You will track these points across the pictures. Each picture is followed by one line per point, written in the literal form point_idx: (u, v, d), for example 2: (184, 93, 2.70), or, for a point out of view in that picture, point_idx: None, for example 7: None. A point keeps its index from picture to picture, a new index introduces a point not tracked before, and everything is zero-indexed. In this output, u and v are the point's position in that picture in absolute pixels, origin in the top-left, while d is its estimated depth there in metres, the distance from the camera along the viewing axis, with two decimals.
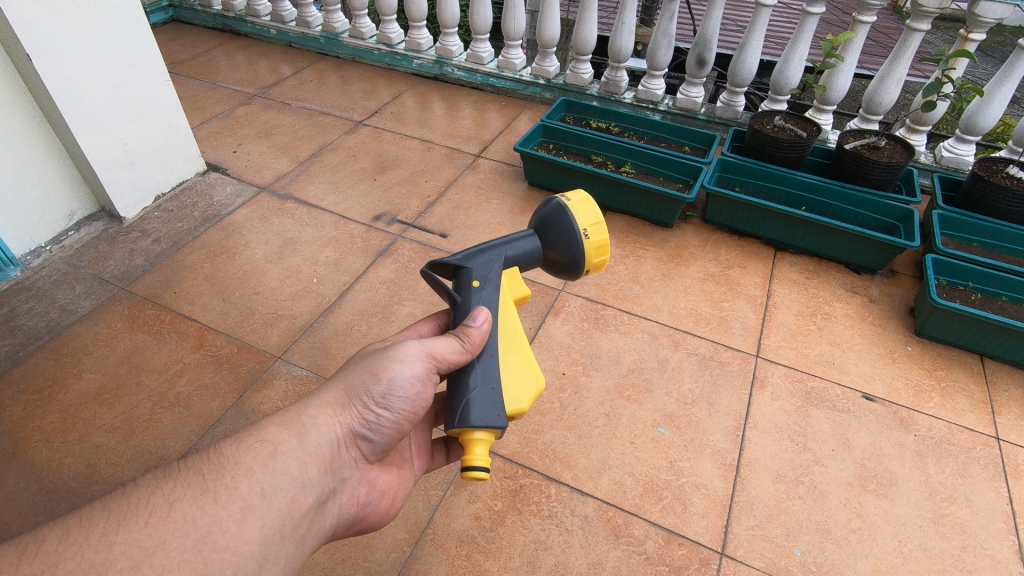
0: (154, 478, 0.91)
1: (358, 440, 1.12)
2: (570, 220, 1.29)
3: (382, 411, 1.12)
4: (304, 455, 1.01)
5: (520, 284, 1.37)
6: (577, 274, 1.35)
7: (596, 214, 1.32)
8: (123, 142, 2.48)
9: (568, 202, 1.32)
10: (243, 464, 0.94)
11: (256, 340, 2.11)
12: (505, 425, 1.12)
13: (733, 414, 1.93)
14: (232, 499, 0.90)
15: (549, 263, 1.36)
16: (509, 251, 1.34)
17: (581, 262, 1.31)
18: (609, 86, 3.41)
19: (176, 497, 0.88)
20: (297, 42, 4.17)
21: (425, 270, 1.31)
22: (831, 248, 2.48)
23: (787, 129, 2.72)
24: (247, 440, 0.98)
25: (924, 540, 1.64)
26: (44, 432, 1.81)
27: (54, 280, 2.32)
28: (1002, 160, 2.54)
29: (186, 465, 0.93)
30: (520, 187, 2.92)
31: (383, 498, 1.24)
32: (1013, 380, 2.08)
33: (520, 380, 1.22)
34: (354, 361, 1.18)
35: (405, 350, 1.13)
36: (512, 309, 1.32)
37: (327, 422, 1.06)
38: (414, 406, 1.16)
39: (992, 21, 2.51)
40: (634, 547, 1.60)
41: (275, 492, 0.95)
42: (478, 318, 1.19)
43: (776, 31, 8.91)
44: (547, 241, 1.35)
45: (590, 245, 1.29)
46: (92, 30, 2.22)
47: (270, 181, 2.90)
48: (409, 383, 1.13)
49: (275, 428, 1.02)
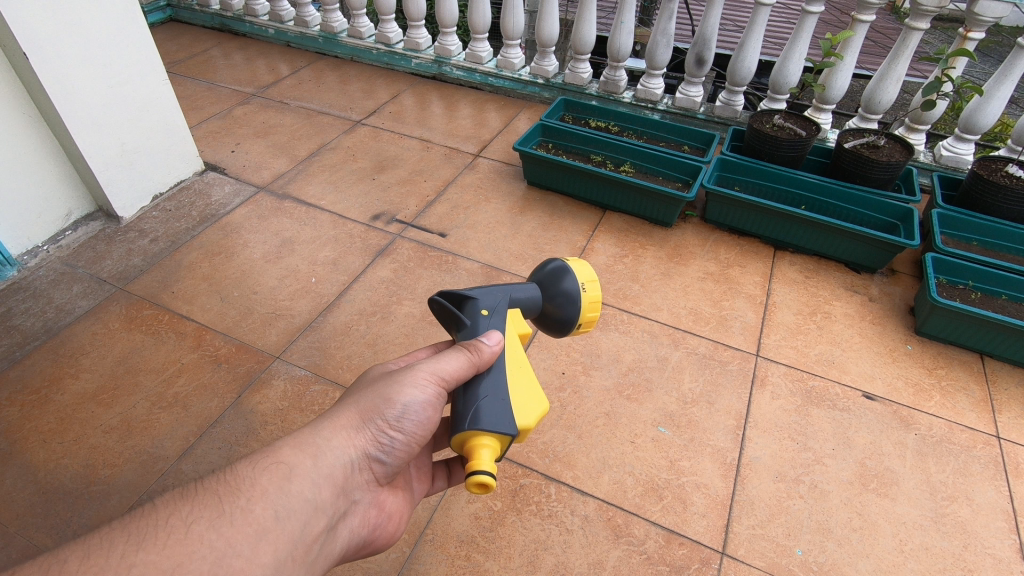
0: (172, 498, 0.88)
1: (371, 463, 1.08)
2: (570, 276, 1.36)
3: (396, 434, 1.09)
4: (318, 477, 0.99)
5: (523, 323, 1.36)
6: (571, 328, 1.39)
7: (592, 274, 1.38)
8: (121, 141, 2.47)
9: (570, 265, 1.39)
10: (259, 487, 0.92)
11: (255, 340, 2.10)
12: (512, 432, 1.11)
13: (733, 414, 1.93)
14: (248, 522, 0.88)
15: (543, 318, 1.40)
16: (515, 292, 1.35)
17: (575, 316, 1.36)
18: (609, 85, 3.41)
19: (192, 518, 0.85)
20: (296, 41, 4.16)
21: (437, 295, 1.33)
22: (835, 249, 2.47)
23: (787, 129, 2.71)
24: (263, 461, 0.96)
25: (925, 539, 1.64)
26: (41, 433, 1.80)
27: (51, 280, 2.30)
28: (1001, 159, 2.54)
29: (203, 486, 0.90)
30: (519, 187, 2.91)
31: (391, 519, 1.20)
32: (1014, 380, 2.07)
33: (529, 395, 1.19)
34: (363, 386, 1.15)
35: (416, 374, 1.10)
36: (518, 346, 1.30)
37: (343, 445, 1.03)
38: (425, 429, 1.13)
39: (991, 20, 2.50)
40: (634, 547, 1.59)
41: (290, 514, 0.93)
42: (492, 338, 1.20)
43: (776, 31, 8.92)
44: (548, 295, 1.38)
45: (586, 300, 1.35)
46: (90, 30, 2.21)
47: (268, 180, 2.89)
48: (423, 406, 1.11)
49: (290, 450, 0.98)
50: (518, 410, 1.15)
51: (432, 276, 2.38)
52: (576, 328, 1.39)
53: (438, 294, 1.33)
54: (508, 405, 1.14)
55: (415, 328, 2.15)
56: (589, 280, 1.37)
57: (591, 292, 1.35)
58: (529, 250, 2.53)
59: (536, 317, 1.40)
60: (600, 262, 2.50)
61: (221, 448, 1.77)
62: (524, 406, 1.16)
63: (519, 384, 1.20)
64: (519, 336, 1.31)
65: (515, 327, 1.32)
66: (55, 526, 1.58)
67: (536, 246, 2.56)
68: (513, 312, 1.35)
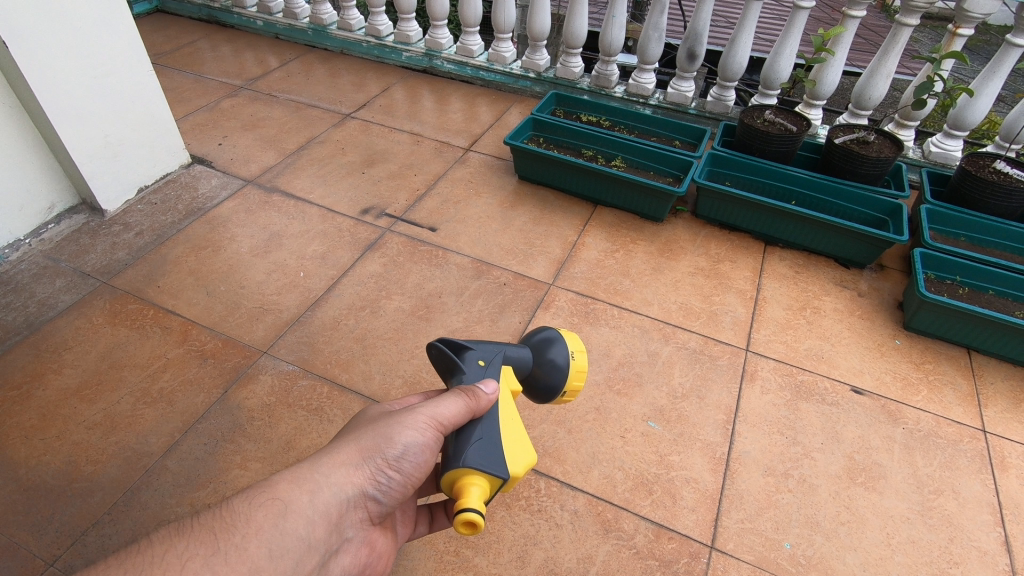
0: (169, 533, 0.87)
1: (367, 501, 1.04)
2: (560, 344, 1.34)
3: (394, 474, 1.05)
4: (314, 513, 0.96)
5: (516, 382, 1.30)
6: (554, 396, 1.34)
7: (580, 344, 1.36)
8: (105, 133, 2.43)
9: (561, 337, 1.36)
10: (254, 523, 0.90)
11: (242, 335, 2.07)
12: (503, 476, 1.08)
13: (723, 408, 1.93)
14: (241, 560, 0.86)
15: (530, 382, 1.34)
16: (509, 351, 1.31)
17: (560, 384, 1.32)
18: (600, 80, 3.40)
19: (188, 555, 0.84)
20: (285, 33, 4.10)
21: (436, 340, 1.26)
22: (824, 244, 2.48)
23: (778, 123, 2.72)
24: (259, 495, 0.94)
25: (912, 532, 1.65)
26: (23, 429, 1.77)
27: (33, 274, 2.26)
28: (989, 155, 2.56)
29: (198, 522, 0.89)
30: (510, 181, 2.89)
31: (382, 559, 1.18)
32: (1001, 374, 2.09)
33: (521, 442, 1.16)
34: (361, 423, 1.11)
35: (416, 417, 1.07)
36: (509, 400, 1.23)
37: (341, 482, 1.00)
38: (423, 471, 1.10)
39: (979, 16, 2.50)
40: (623, 541, 1.59)
41: (283, 553, 0.91)
42: (490, 386, 1.17)
43: (767, 27, 8.93)
44: (537, 359, 1.33)
45: (573, 367, 1.32)
46: (72, 20, 2.16)
47: (256, 174, 2.86)
48: (422, 449, 1.08)
49: (287, 485, 0.96)
50: (510, 455, 1.12)
51: (423, 271, 2.36)
52: (559, 396, 1.35)
53: (436, 339, 1.27)
54: (500, 448, 1.12)
55: (404, 323, 2.14)
56: (578, 348, 1.35)
57: (578, 362, 1.33)
58: (520, 245, 2.52)
59: (522, 382, 1.34)
60: (591, 257, 2.49)
61: (207, 445, 1.75)
62: (517, 450, 1.13)
63: (513, 427, 1.17)
64: (511, 392, 1.25)
65: (505, 382, 1.26)
66: (36, 524, 1.56)
67: (528, 240, 2.55)
68: (506, 370, 1.28)
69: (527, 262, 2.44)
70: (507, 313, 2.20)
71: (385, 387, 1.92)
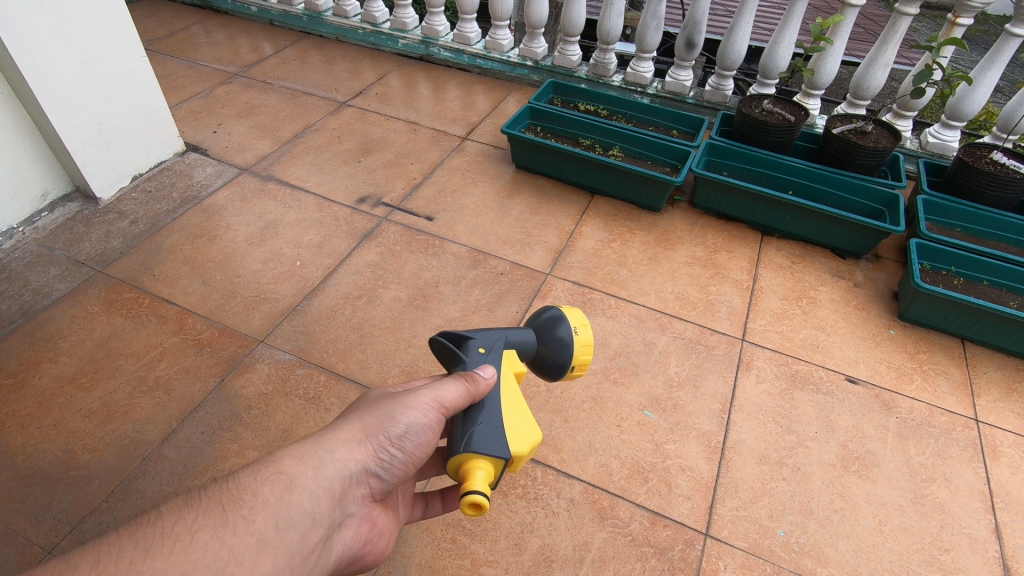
0: (177, 506, 0.86)
1: (370, 478, 1.04)
2: (561, 321, 1.33)
3: (396, 452, 1.06)
4: (318, 489, 0.95)
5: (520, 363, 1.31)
6: (564, 372, 1.34)
7: (583, 317, 1.36)
8: (98, 120, 2.40)
9: (562, 314, 1.35)
10: (260, 496, 0.89)
11: (238, 324, 2.07)
12: (507, 457, 1.09)
13: (719, 397, 1.94)
14: (249, 532, 0.85)
15: (538, 362, 1.34)
16: (511, 334, 1.31)
17: (568, 360, 1.32)
18: (598, 68, 3.37)
19: (197, 526, 0.83)
20: (279, 19, 4.05)
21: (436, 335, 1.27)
22: (821, 235, 2.49)
23: (776, 113, 2.71)
24: (265, 470, 0.93)
25: (904, 519, 1.67)
26: (18, 418, 1.76)
27: (27, 262, 2.24)
28: (986, 146, 2.56)
29: (205, 494, 0.87)
30: (507, 170, 2.88)
31: (382, 540, 1.17)
32: (994, 364, 2.10)
33: (524, 422, 1.17)
34: (363, 405, 1.12)
35: (418, 398, 1.08)
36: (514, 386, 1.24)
37: (345, 458, 1.00)
38: (424, 452, 1.11)
39: (979, 5, 2.49)
40: (619, 528, 1.60)
41: (289, 526, 0.90)
42: (487, 370, 1.18)
43: (765, 15, 8.87)
44: (542, 338, 1.33)
45: (578, 342, 1.31)
46: (64, 5, 2.12)
47: (251, 162, 2.84)
48: (423, 430, 1.09)
49: (291, 459, 0.95)
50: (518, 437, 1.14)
51: (419, 260, 2.36)
52: (570, 371, 1.35)
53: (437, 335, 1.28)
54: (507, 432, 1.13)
55: (401, 312, 2.14)
56: (576, 326, 1.34)
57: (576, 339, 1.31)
58: (517, 234, 2.52)
59: (531, 362, 1.35)
60: (588, 246, 2.49)
61: (204, 433, 1.75)
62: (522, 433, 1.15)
63: (515, 409, 1.18)
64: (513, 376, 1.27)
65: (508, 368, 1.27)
66: (34, 512, 1.56)
67: (525, 230, 2.54)
68: (509, 353, 1.28)
69: (524, 251, 2.44)
70: (504, 303, 2.20)
71: (382, 376, 1.93)
